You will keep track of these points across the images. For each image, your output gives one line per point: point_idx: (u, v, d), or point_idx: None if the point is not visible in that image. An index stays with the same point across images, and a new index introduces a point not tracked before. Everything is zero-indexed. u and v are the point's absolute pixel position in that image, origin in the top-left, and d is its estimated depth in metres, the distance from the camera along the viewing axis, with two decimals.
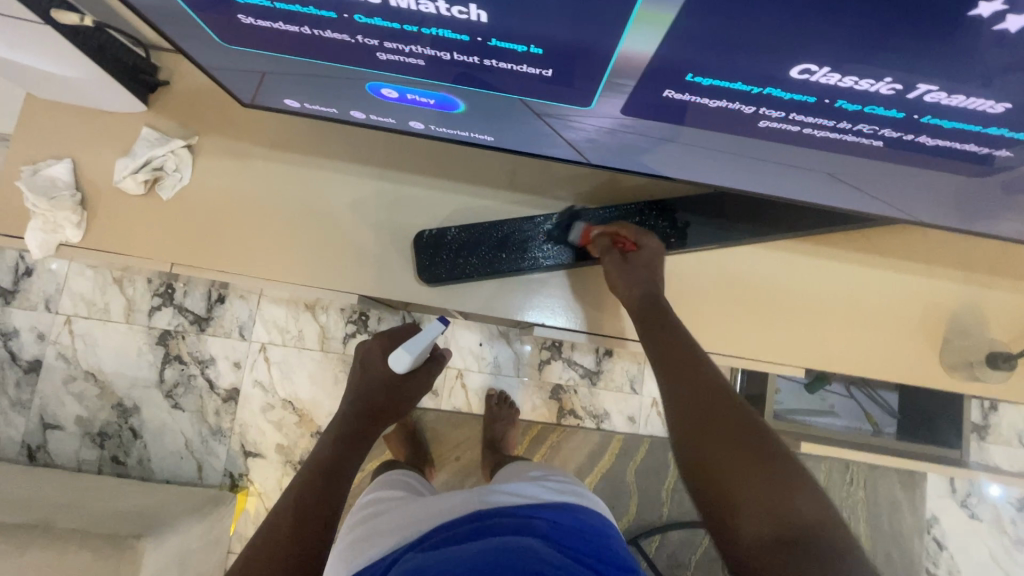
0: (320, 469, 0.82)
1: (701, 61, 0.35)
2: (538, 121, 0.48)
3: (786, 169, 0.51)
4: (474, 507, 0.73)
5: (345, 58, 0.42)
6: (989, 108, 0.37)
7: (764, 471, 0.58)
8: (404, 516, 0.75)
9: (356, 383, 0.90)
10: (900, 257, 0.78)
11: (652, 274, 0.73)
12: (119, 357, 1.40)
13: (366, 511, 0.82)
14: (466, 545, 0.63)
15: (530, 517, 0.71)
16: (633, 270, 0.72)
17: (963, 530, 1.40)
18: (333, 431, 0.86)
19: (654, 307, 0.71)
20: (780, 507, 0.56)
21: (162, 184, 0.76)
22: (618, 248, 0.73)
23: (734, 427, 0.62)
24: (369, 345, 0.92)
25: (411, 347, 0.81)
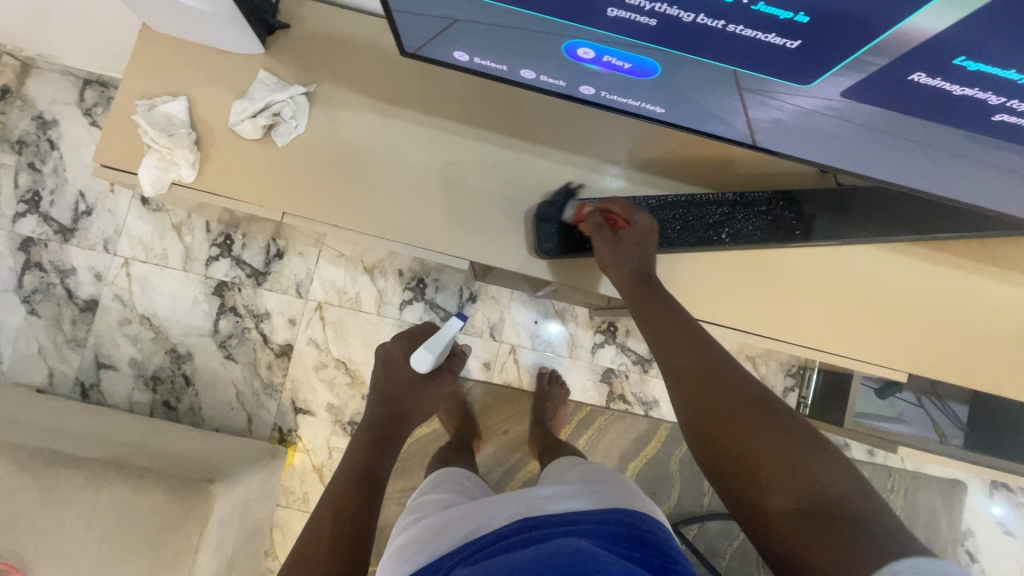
0: (353, 472, 0.78)
1: (983, 43, 0.33)
2: (732, 96, 0.47)
3: (978, 170, 0.49)
4: (519, 512, 0.73)
5: (565, 11, 0.41)
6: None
7: (780, 436, 0.54)
8: (453, 517, 0.77)
9: (379, 384, 0.90)
10: (1014, 268, 0.77)
11: (645, 249, 0.72)
12: (175, 304, 1.40)
13: (416, 514, 0.84)
14: (520, 550, 0.64)
15: (579, 523, 0.69)
16: (623, 244, 0.71)
17: (997, 546, 1.41)
18: (360, 433, 0.84)
19: (644, 280, 0.70)
20: (798, 474, 0.51)
21: (278, 131, 0.74)
22: (611, 227, 0.73)
23: (733, 394, 0.59)
24: (391, 349, 0.94)
25: (432, 347, 0.86)
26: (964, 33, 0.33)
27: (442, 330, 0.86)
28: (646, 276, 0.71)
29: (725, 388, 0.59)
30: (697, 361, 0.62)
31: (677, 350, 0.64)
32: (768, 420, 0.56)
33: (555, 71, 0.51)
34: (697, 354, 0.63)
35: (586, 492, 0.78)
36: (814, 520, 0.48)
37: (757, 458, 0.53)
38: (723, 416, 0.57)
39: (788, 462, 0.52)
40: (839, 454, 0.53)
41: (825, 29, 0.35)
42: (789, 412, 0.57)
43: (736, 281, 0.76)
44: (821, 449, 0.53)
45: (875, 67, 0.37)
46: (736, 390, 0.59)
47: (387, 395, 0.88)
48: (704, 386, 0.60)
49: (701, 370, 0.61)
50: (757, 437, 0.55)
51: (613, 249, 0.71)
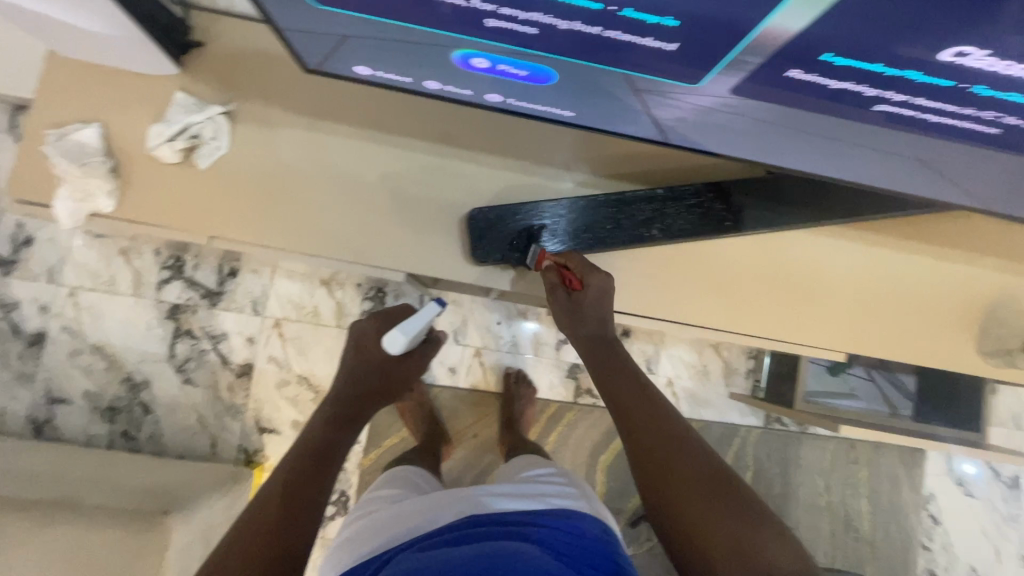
0: (310, 450, 0.81)
1: (846, 40, 0.33)
2: (632, 98, 0.47)
3: (877, 155, 0.50)
4: (468, 509, 0.73)
5: (447, 24, 0.40)
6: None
7: (730, 512, 0.64)
8: (402, 512, 0.77)
9: (350, 364, 0.85)
10: (941, 243, 0.79)
11: (601, 312, 0.74)
12: (127, 331, 1.36)
13: (367, 507, 0.85)
14: (460, 548, 0.64)
15: (528, 524, 0.70)
16: (579, 311, 0.74)
17: (958, 507, 1.46)
18: (324, 411, 0.85)
19: (604, 348, 0.78)
20: (749, 548, 0.61)
21: (199, 153, 0.72)
22: (564, 286, 0.73)
23: (693, 467, 0.68)
24: (363, 327, 0.86)
25: (407, 328, 0.78)
26: (825, 31, 0.33)
27: (418, 315, 0.78)
28: (599, 343, 0.78)
29: (684, 463, 0.69)
30: (661, 435, 0.71)
31: (640, 423, 0.72)
32: (722, 496, 0.66)
33: (459, 81, 0.50)
34: (661, 428, 0.72)
35: (544, 490, 0.78)
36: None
37: (715, 529, 0.63)
38: (678, 491, 0.67)
39: (741, 546, 0.61)
40: (777, 527, 0.64)
41: (697, 32, 0.35)
42: (738, 484, 0.67)
43: (678, 273, 0.77)
44: (762, 520, 0.64)
45: (753, 65, 0.37)
46: (693, 469, 0.68)
47: (358, 375, 0.85)
48: (664, 460, 0.69)
49: (665, 443, 0.71)
50: (714, 516, 0.64)
51: (568, 316, 0.76)
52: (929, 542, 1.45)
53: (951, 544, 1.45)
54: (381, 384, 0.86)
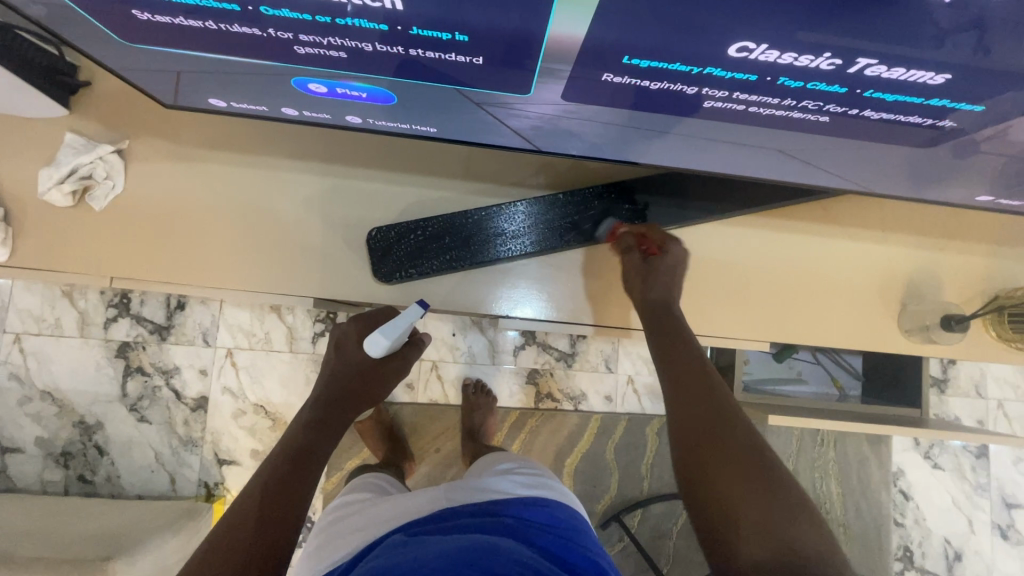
0: (285, 453, 0.77)
1: (635, 42, 0.33)
2: (479, 111, 0.46)
3: (740, 148, 0.50)
4: (440, 504, 0.72)
5: (262, 54, 0.39)
6: (932, 80, 0.36)
7: (766, 494, 0.62)
8: (367, 519, 0.75)
9: (329, 365, 0.80)
10: (856, 224, 0.79)
11: (671, 283, 0.73)
12: (76, 374, 1.34)
13: (333, 515, 0.82)
14: (429, 542, 0.61)
15: (500, 513, 0.70)
16: (652, 278, 0.73)
17: (927, 480, 1.45)
18: (302, 416, 0.81)
19: (664, 319, 0.73)
20: (778, 530, 0.59)
21: (92, 194, 0.71)
22: (640, 250, 0.74)
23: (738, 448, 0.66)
24: (345, 329, 0.80)
25: (388, 332, 0.73)
26: (607, 34, 0.33)
27: (402, 316, 0.72)
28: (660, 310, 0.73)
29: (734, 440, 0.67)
30: (711, 415, 0.69)
31: (689, 403, 0.70)
32: (761, 480, 0.63)
33: (311, 106, 0.49)
34: (716, 406, 0.70)
35: (516, 481, 0.77)
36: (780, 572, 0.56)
37: (742, 504, 0.61)
38: (718, 468, 0.64)
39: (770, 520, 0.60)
40: (815, 518, 0.62)
41: (495, 43, 0.34)
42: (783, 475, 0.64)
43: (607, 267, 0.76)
44: (799, 510, 0.61)
45: (565, 73, 0.37)
46: (740, 452, 0.65)
47: (337, 381, 0.80)
48: (710, 439, 0.67)
49: (714, 422, 0.68)
50: (748, 494, 0.62)
51: (641, 279, 0.74)
52: (901, 518, 1.44)
53: (924, 518, 1.45)
54: (359, 388, 0.80)
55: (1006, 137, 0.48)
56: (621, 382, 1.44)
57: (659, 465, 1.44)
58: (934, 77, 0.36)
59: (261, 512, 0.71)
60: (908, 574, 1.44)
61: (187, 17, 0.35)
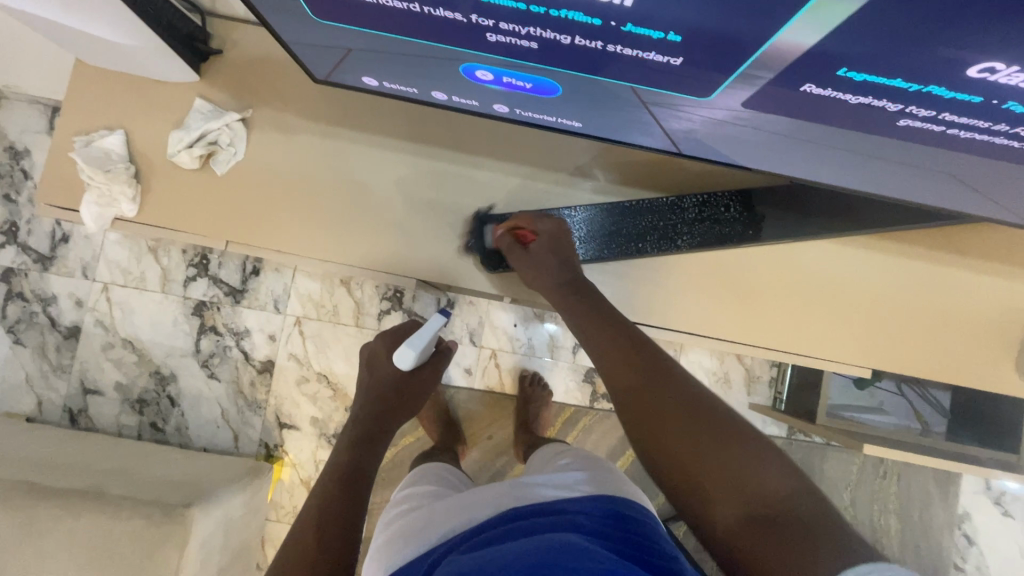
0: (339, 472, 0.78)
1: (864, 55, 0.32)
2: (640, 111, 0.45)
3: (903, 169, 0.47)
4: (508, 503, 0.72)
5: (449, 38, 0.39)
6: None
7: (713, 443, 0.60)
8: (436, 513, 0.75)
9: (365, 385, 0.87)
10: (981, 256, 0.74)
11: (560, 256, 0.73)
12: (155, 326, 1.41)
13: (399, 509, 0.83)
14: (509, 545, 0.61)
15: (568, 511, 0.69)
16: (540, 262, 0.73)
17: (996, 527, 1.38)
18: (347, 434, 0.84)
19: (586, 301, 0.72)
20: (743, 478, 0.58)
21: (216, 159, 0.74)
22: (522, 244, 0.74)
23: (674, 407, 0.64)
24: (375, 346, 0.89)
25: (414, 343, 0.78)
26: (840, 45, 0.31)
27: (425, 328, 0.78)
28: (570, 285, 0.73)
29: (667, 396, 0.65)
30: (645, 383, 0.66)
31: (621, 372, 0.68)
32: (707, 428, 0.62)
33: (464, 93, 0.49)
34: (644, 368, 0.67)
35: (577, 478, 0.76)
36: (760, 525, 0.54)
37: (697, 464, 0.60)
38: (665, 434, 0.63)
39: (729, 471, 0.58)
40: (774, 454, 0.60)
41: (704, 45, 0.34)
42: (728, 417, 0.63)
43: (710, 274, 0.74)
44: (753, 448, 0.60)
45: (763, 80, 0.36)
46: (670, 402, 0.64)
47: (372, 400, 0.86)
48: (654, 415, 0.64)
49: (647, 387, 0.66)
50: (698, 450, 0.60)
51: (537, 270, 0.73)
52: (962, 562, 1.37)
53: (987, 566, 1.38)
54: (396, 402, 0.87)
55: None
56: None
57: None
58: None
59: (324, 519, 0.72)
60: None
61: None
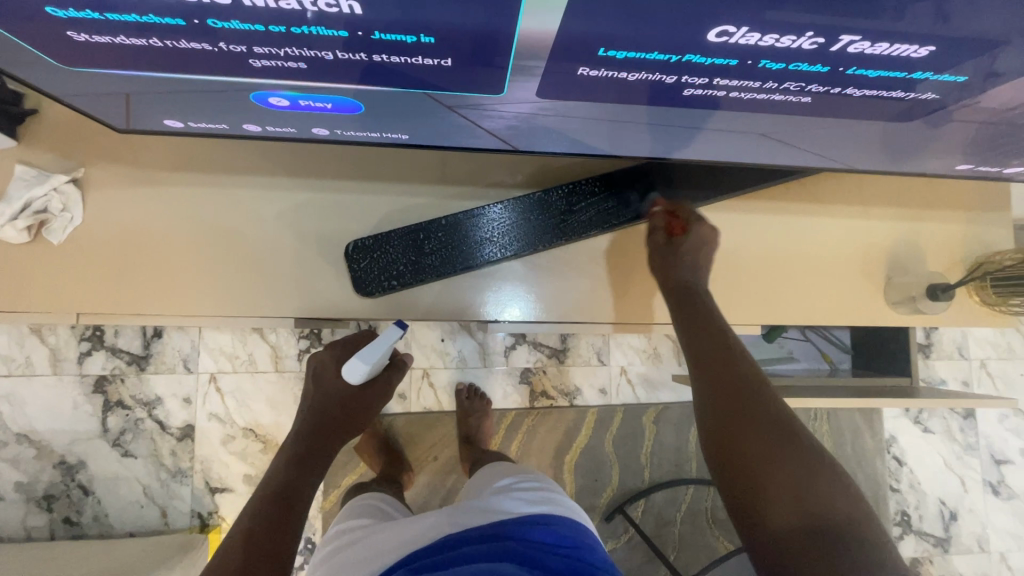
0: (272, 493, 0.74)
1: (612, 32, 0.32)
2: (451, 115, 0.44)
3: (720, 134, 0.48)
4: (443, 530, 0.69)
5: (216, 69, 0.37)
6: (916, 53, 0.35)
7: (794, 461, 0.61)
8: (364, 550, 0.73)
9: (309, 397, 0.79)
10: (835, 201, 0.78)
11: (695, 261, 0.73)
12: (52, 413, 1.29)
13: (332, 546, 0.80)
14: None
15: (505, 536, 0.67)
16: (678, 255, 0.73)
17: (920, 444, 1.48)
18: (286, 449, 0.78)
19: (688, 297, 0.72)
20: (809, 496, 0.59)
21: (50, 228, 0.67)
22: (666, 232, 0.75)
23: (762, 419, 0.64)
24: (322, 357, 0.78)
25: (366, 356, 0.70)
26: (584, 26, 0.31)
27: (379, 339, 0.70)
28: (685, 289, 0.73)
29: (765, 409, 0.65)
30: (739, 391, 0.67)
31: (718, 372, 0.68)
32: (790, 447, 0.62)
33: (274, 121, 0.46)
34: (741, 375, 0.68)
35: (520, 500, 0.75)
36: (814, 539, 0.56)
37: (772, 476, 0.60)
38: (751, 438, 0.63)
39: (803, 487, 0.59)
40: (847, 483, 0.61)
41: (462, 44, 0.33)
42: (810, 441, 0.63)
43: (594, 263, 0.74)
44: (831, 475, 0.60)
45: (539, 70, 0.35)
46: (765, 414, 0.65)
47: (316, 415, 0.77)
48: (743, 414, 0.65)
49: (740, 393, 0.66)
50: (781, 465, 0.61)
51: (664, 262, 0.74)
52: (897, 483, 1.46)
53: (919, 482, 1.47)
54: (344, 417, 0.78)
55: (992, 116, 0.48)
56: (614, 373, 1.43)
57: (658, 453, 1.43)
58: (918, 50, 0.35)
59: (247, 547, 0.68)
60: (907, 538, 1.46)
61: (130, 35, 0.33)
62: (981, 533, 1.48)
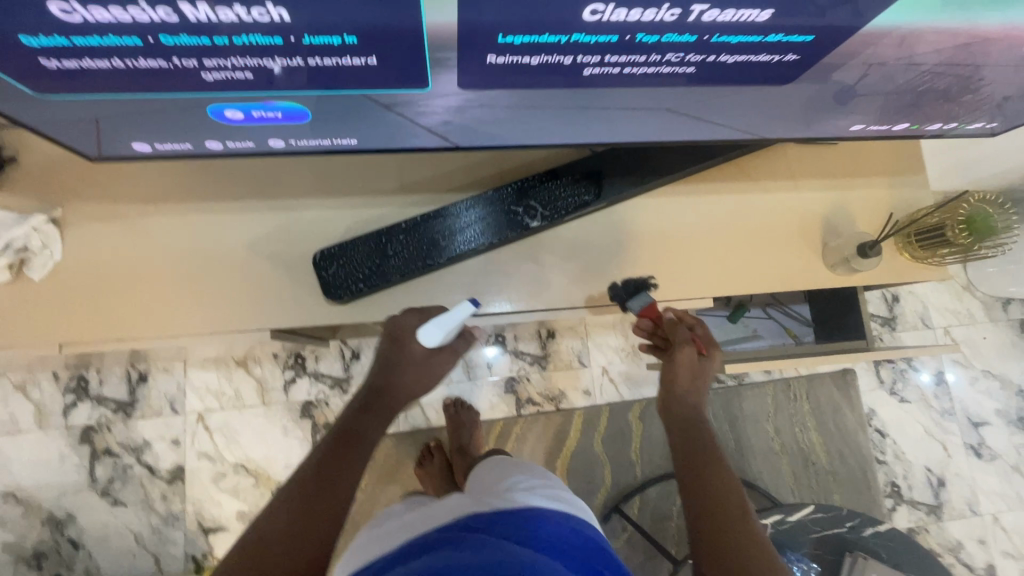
0: (335, 440, 0.73)
1: (504, 20, 0.38)
2: (390, 114, 0.50)
3: (633, 113, 0.54)
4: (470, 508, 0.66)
5: (173, 85, 0.42)
6: (760, 16, 0.41)
7: None
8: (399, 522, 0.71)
9: (381, 355, 0.76)
10: (766, 178, 0.85)
11: (705, 376, 0.81)
12: (40, 468, 1.28)
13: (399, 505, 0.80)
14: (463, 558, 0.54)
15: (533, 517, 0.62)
16: (701, 375, 0.80)
17: (899, 415, 1.52)
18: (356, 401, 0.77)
19: (685, 420, 0.78)
20: None
21: (30, 265, 0.71)
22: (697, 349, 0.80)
23: (746, 546, 0.63)
24: (401, 319, 0.73)
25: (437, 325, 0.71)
26: (479, 17, 0.37)
27: (449, 316, 0.71)
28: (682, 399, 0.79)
29: (749, 537, 0.63)
30: (724, 510, 0.66)
31: (705, 486, 0.69)
32: None
33: (233, 136, 0.52)
34: (728, 494, 0.68)
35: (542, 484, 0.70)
36: None
37: None
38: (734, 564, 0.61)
39: None
40: None
41: (381, 43, 0.39)
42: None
43: (550, 253, 0.80)
44: None
45: (453, 61, 0.41)
46: (749, 541, 0.63)
47: (377, 384, 0.76)
48: (727, 536, 0.63)
49: (724, 511, 0.66)
50: None
51: (691, 376, 0.80)
52: (883, 455, 1.50)
53: (903, 452, 1.51)
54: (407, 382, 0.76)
55: (866, 80, 0.55)
56: (596, 374, 1.47)
57: (648, 450, 1.44)
58: (761, 14, 0.41)
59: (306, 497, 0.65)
60: (900, 509, 1.48)
61: (94, 57, 0.38)
62: (971, 498, 1.51)
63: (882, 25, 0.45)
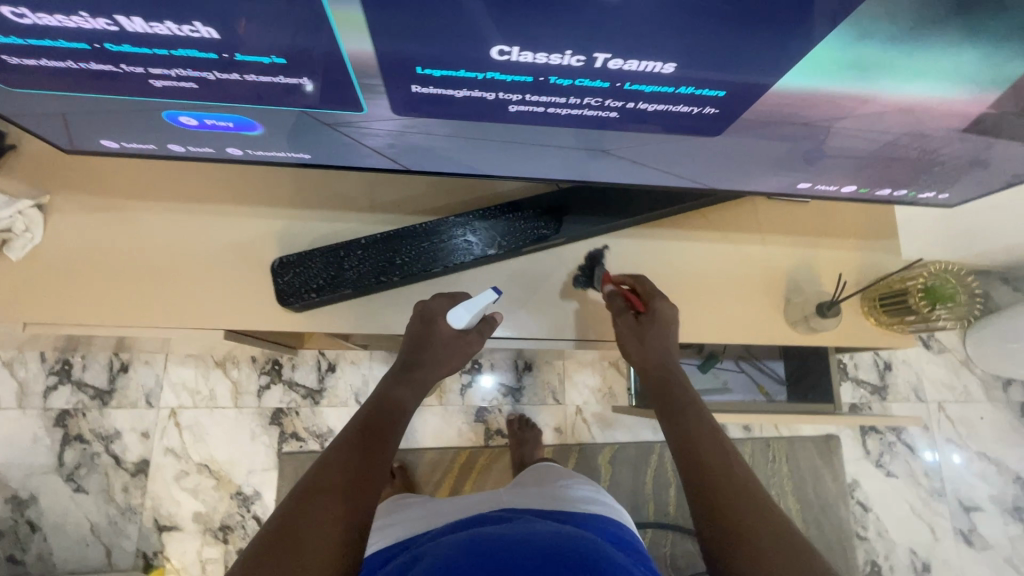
0: (368, 410, 0.71)
1: (420, 53, 0.41)
2: (335, 133, 0.53)
3: (573, 152, 0.57)
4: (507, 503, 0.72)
5: (126, 89, 0.46)
6: (664, 69, 0.44)
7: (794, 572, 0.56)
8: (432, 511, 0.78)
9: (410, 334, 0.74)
10: (731, 229, 0.86)
11: (665, 342, 0.77)
12: (11, 447, 1.31)
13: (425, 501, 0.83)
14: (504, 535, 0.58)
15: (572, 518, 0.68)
16: (645, 335, 0.76)
17: (884, 489, 1.45)
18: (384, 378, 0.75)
19: (679, 400, 0.74)
20: None
21: (10, 245, 0.74)
22: (632, 310, 0.78)
23: (758, 524, 0.60)
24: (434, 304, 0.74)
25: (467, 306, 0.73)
26: (397, 49, 0.40)
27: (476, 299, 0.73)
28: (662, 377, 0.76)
29: (757, 516, 0.61)
30: (733, 493, 0.63)
31: (710, 470, 0.66)
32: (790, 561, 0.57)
33: (192, 140, 0.55)
34: (733, 474, 0.65)
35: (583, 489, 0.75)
36: None
37: None
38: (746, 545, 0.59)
39: None
40: None
41: (310, 66, 0.42)
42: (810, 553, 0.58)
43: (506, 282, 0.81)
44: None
45: (380, 87, 0.44)
46: (760, 519, 0.60)
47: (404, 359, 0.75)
48: (738, 518, 0.61)
49: (732, 492, 0.63)
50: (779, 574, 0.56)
51: (637, 342, 0.77)
52: (864, 531, 1.43)
53: (886, 530, 1.43)
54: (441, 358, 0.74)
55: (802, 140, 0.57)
56: (570, 412, 1.45)
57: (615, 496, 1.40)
58: (663, 66, 0.44)
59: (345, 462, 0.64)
60: None
61: (50, 58, 0.42)
62: None
63: (792, 86, 0.47)
